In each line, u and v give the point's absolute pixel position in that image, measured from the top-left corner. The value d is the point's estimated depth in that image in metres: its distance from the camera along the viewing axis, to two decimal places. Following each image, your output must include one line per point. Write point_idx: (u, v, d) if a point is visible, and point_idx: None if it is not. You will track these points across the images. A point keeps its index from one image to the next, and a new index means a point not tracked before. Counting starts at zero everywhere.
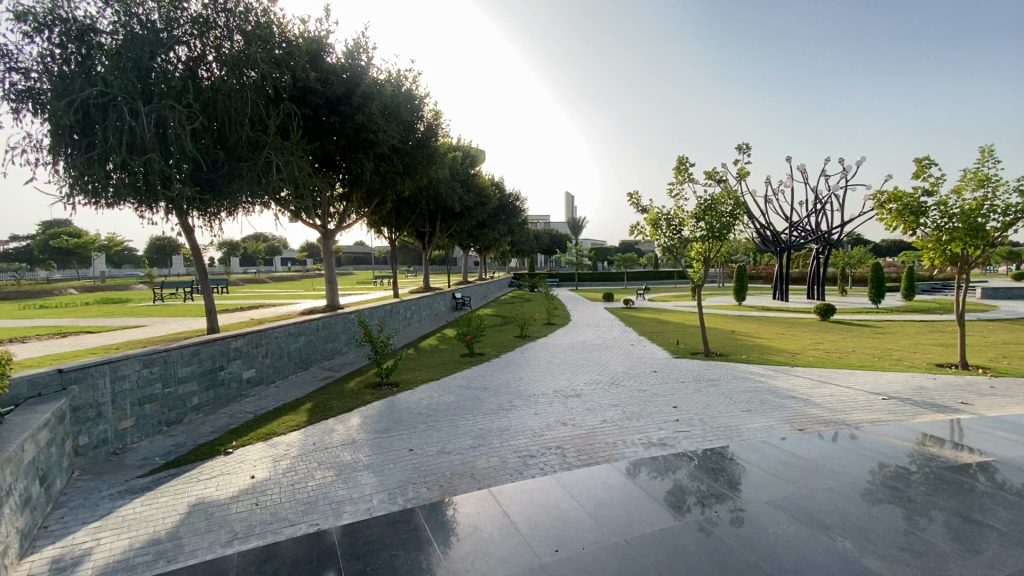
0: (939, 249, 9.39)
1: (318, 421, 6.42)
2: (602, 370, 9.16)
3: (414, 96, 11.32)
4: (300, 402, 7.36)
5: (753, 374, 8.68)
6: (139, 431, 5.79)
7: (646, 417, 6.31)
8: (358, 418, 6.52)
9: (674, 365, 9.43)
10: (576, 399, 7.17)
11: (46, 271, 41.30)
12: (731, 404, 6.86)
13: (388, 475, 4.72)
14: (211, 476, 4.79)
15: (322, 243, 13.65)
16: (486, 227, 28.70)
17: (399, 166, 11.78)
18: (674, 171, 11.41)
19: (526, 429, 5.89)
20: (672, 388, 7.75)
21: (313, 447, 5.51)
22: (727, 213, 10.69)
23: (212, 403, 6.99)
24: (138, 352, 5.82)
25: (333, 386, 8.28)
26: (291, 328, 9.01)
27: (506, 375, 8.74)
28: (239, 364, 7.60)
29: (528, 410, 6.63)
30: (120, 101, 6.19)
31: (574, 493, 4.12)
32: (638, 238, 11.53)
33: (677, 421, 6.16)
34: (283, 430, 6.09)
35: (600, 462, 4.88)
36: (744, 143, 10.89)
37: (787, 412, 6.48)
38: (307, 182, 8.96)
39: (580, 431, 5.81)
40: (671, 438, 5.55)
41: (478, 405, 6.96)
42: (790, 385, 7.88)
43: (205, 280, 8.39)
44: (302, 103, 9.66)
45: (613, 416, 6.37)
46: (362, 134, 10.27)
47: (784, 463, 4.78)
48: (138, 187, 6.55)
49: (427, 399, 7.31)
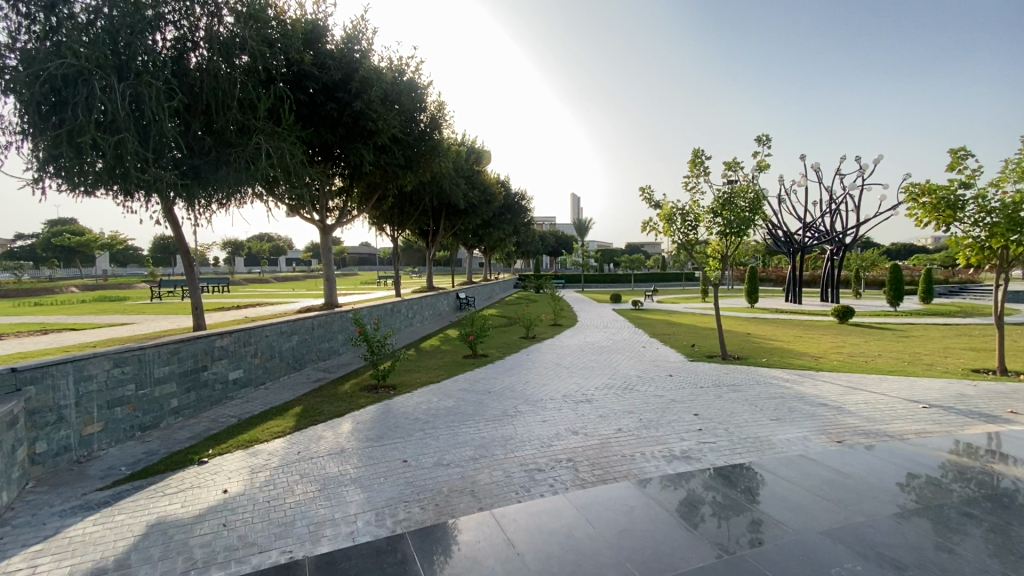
0: (976, 246, 8.79)
1: (306, 427, 5.88)
2: (614, 373, 8.58)
3: (417, 85, 10.80)
4: (289, 406, 6.81)
5: (776, 379, 8.07)
6: (108, 437, 5.27)
7: (666, 426, 5.74)
8: (349, 424, 5.96)
9: (690, 369, 8.84)
10: (587, 405, 6.60)
11: (49, 269, 41.18)
12: (757, 412, 6.26)
13: (378, 491, 4.16)
14: (178, 491, 4.24)
15: (321, 239, 13.15)
16: (491, 227, 28.16)
17: (400, 158, 11.28)
18: (689, 163, 10.82)
19: (533, 438, 5.33)
20: (691, 394, 7.17)
21: (297, 457, 4.96)
22: (746, 208, 10.10)
23: (193, 406, 6.47)
24: (108, 350, 5.29)
25: (327, 388, 7.74)
26: (283, 327, 8.49)
27: (511, 379, 8.18)
28: (224, 364, 7.07)
29: (535, 417, 6.06)
30: (92, 76, 5.71)
31: (591, 518, 3.54)
32: (651, 234, 10.96)
33: (700, 431, 5.58)
34: (267, 437, 5.54)
35: (618, 478, 4.31)
36: (765, 134, 10.31)
37: (820, 422, 5.88)
38: (300, 171, 8.49)
39: (593, 441, 5.24)
40: (696, 451, 4.97)
41: (481, 410, 6.40)
42: (819, 391, 7.27)
43: (190, 273, 7.93)
44: (297, 89, 9.16)
45: (628, 424, 5.79)
46: (361, 123, 9.76)
47: (827, 482, 4.19)
48: (113, 171, 6.11)
49: (426, 403, 6.76)
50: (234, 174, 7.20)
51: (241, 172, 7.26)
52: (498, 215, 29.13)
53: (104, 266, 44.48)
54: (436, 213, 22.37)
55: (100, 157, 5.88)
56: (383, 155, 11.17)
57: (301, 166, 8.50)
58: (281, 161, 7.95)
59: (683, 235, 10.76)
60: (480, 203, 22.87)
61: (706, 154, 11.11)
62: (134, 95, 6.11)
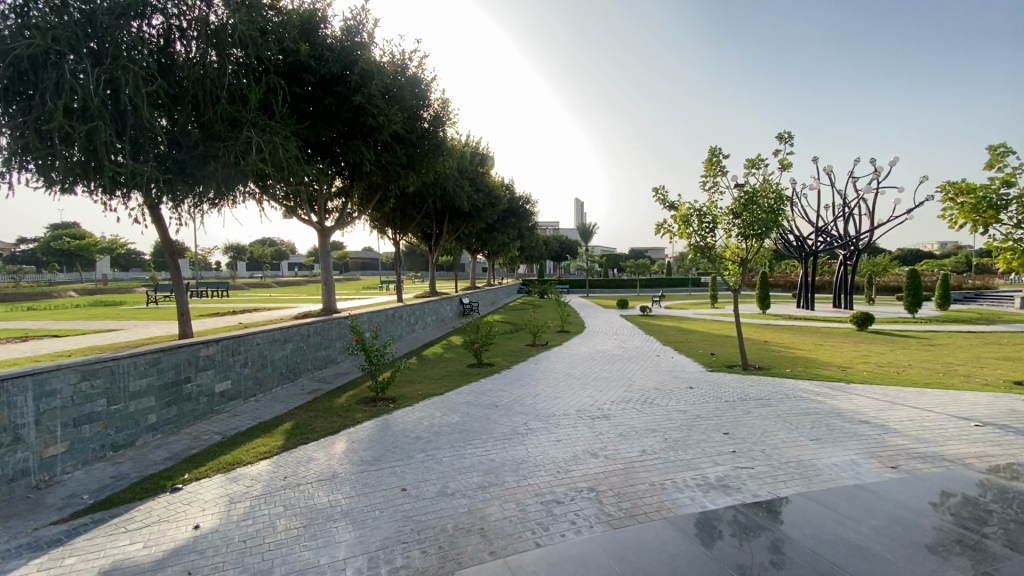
0: (1020, 249, 8.16)
1: (295, 446, 5.32)
2: (630, 385, 7.99)
3: (421, 80, 10.27)
4: (279, 422, 6.25)
5: (806, 392, 7.48)
6: (73, 459, 4.71)
7: (694, 448, 5.16)
8: (343, 443, 5.39)
9: (711, 381, 8.25)
10: (605, 422, 6.03)
11: (49, 273, 40.86)
12: (793, 431, 5.67)
13: (373, 528, 3.59)
14: (143, 527, 3.68)
15: (320, 242, 12.64)
16: (495, 230, 27.65)
17: (401, 157, 10.77)
18: (706, 163, 10.27)
19: (548, 462, 4.76)
20: (717, 410, 6.58)
21: (282, 484, 4.39)
22: (768, 209, 9.53)
23: (174, 422, 5.92)
24: (76, 362, 4.75)
25: (322, 401, 7.18)
26: (276, 335, 7.95)
27: (520, 391, 7.60)
28: (210, 375, 6.53)
29: (548, 437, 5.49)
30: (63, 58, 5.21)
31: (627, 570, 2.96)
32: (666, 237, 10.43)
33: (733, 454, 4.99)
34: (251, 458, 4.98)
35: (650, 515, 3.72)
36: (787, 131, 9.77)
37: (865, 443, 5.29)
38: (296, 168, 7.96)
39: (616, 465, 4.67)
40: (733, 479, 4.39)
41: (488, 428, 5.84)
42: (855, 407, 6.67)
43: (176, 276, 7.41)
44: (294, 82, 8.67)
45: (652, 446, 5.22)
46: (361, 118, 9.23)
47: (895, 522, 3.60)
48: (86, 166, 5.62)
49: (428, 419, 6.21)
50: (221, 170, 6.65)
51: (230, 168, 6.73)
52: (502, 218, 28.58)
53: (105, 270, 44.12)
54: (440, 216, 21.86)
55: (72, 148, 5.38)
56: (385, 153, 10.70)
57: (297, 162, 7.98)
58: (274, 157, 7.41)
59: (700, 237, 10.21)
60: (484, 206, 22.35)
61: (723, 153, 10.56)
62: (110, 80, 5.61)
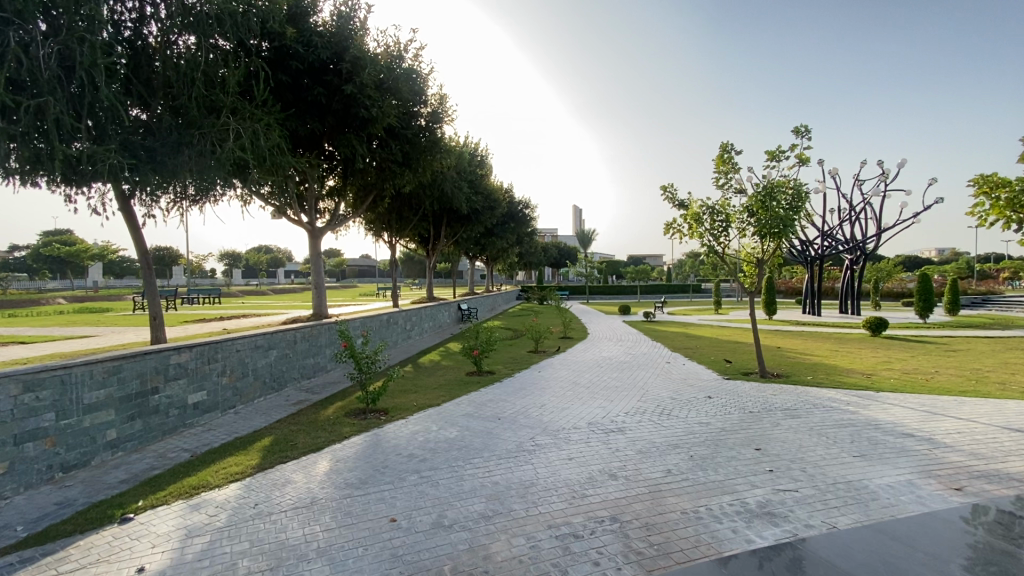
0: None
1: (272, 466, 4.68)
2: (643, 394, 7.39)
3: (417, 72, 9.71)
4: (257, 437, 5.61)
5: (834, 402, 6.88)
6: (10, 483, 4.06)
7: (725, 467, 4.54)
8: (327, 462, 4.76)
9: (729, 390, 7.64)
10: (620, 436, 5.42)
11: (39, 281, 40.22)
12: (832, 447, 5.06)
13: (353, 571, 2.95)
14: (76, 570, 3.04)
15: (310, 243, 11.99)
16: (494, 235, 27.09)
17: (397, 154, 10.21)
18: (717, 159, 9.74)
19: (561, 485, 4.14)
20: (742, 422, 5.97)
21: (252, 513, 3.75)
22: (786, 206, 8.94)
23: (139, 437, 5.28)
24: (15, 372, 4.12)
25: (306, 414, 6.54)
26: (258, 340, 7.34)
27: (524, 402, 6.98)
28: (182, 386, 5.89)
29: (559, 454, 4.87)
30: (7, 26, 4.67)
31: None
32: (676, 237, 9.90)
33: (772, 474, 4.36)
34: (219, 481, 4.33)
35: (690, 554, 3.08)
36: (804, 124, 9.23)
37: (918, 462, 4.67)
38: (280, 159, 7.42)
39: (639, 490, 4.05)
40: (778, 506, 3.77)
41: (491, 443, 5.22)
42: (894, 419, 6.06)
43: (147, 276, 6.79)
44: (279, 70, 8.11)
45: (678, 464, 4.60)
46: (353, 110, 8.65)
47: (988, 562, 2.96)
48: (42, 153, 5.10)
49: (423, 433, 5.59)
50: (195, 159, 6.09)
51: (205, 157, 6.16)
52: (501, 223, 28.04)
53: (98, 277, 43.28)
54: (438, 219, 21.29)
55: (23, 131, 4.86)
56: (378, 149, 10.15)
57: (280, 154, 7.41)
58: (255, 146, 6.85)
59: (712, 237, 9.67)
60: (483, 210, 21.77)
61: (735, 149, 10.02)
62: (66, 55, 5.07)
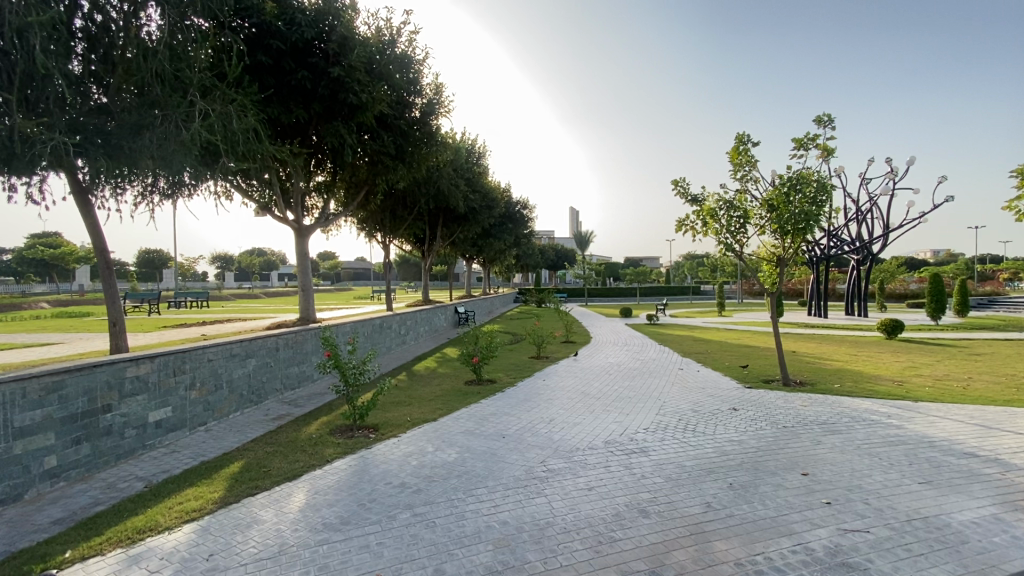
0: None
1: (238, 500, 3.95)
2: (661, 407, 6.69)
3: (410, 57, 8.98)
4: (226, 461, 4.88)
5: (874, 414, 6.22)
6: None
7: (775, 499, 3.84)
8: (304, 494, 4.04)
9: (754, 401, 6.95)
10: (643, 459, 4.73)
11: (22, 286, 39.11)
12: (890, 471, 4.39)
13: None
14: None
15: (297, 242, 11.25)
16: (492, 236, 26.37)
17: (389, 146, 9.47)
18: (732, 152, 9.09)
19: (583, 526, 3.42)
20: (778, 439, 5.29)
21: (204, 568, 3.02)
22: (810, 200, 8.25)
23: (85, 463, 4.54)
24: None
25: (287, 431, 5.81)
26: (233, 348, 6.58)
27: (531, 416, 6.27)
28: (141, 403, 5.15)
29: (577, 483, 4.17)
30: None
31: None
32: (688, 234, 9.25)
33: (832, 509, 3.67)
34: (170, 522, 3.60)
35: None
36: (827, 113, 8.57)
37: (997, 490, 4.00)
38: (257, 146, 6.71)
39: (678, 533, 3.34)
40: (854, 554, 3.07)
41: (496, 468, 4.51)
42: (947, 436, 5.39)
43: (107, 278, 6.04)
44: (258, 50, 7.42)
45: (718, 496, 3.91)
46: (339, 95, 7.94)
47: None
48: None
49: (417, 455, 4.87)
50: (156, 142, 5.39)
51: (167, 139, 5.46)
52: (499, 224, 27.36)
53: (84, 280, 42.21)
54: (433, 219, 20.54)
55: None
56: (369, 141, 9.41)
57: (256, 141, 6.70)
58: (227, 130, 6.15)
59: (729, 235, 9.00)
60: (481, 209, 21.00)
61: (751, 141, 9.35)
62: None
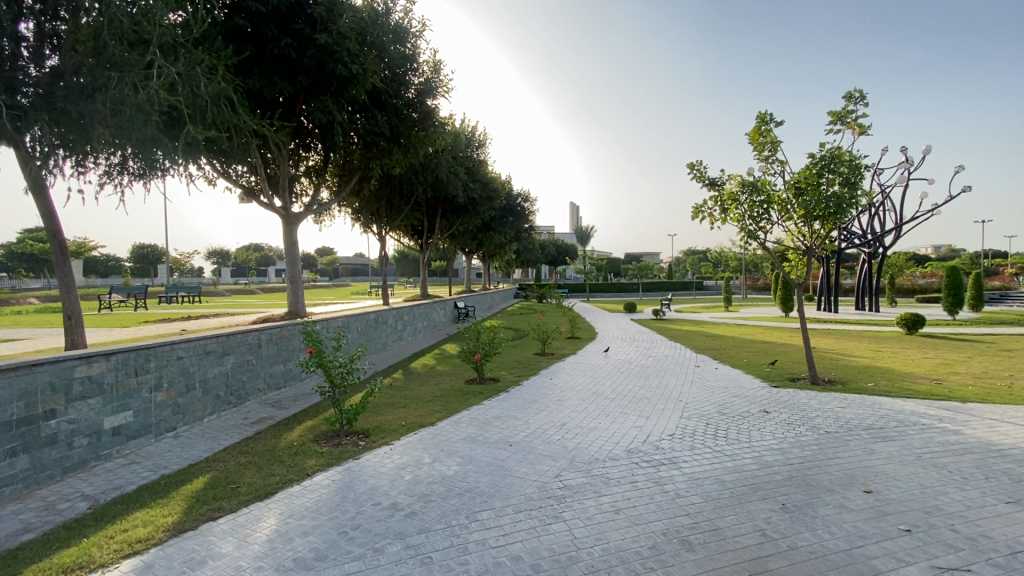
0: None
1: (195, 526, 3.28)
2: (682, 408, 6.04)
3: (406, 27, 8.26)
4: (192, 474, 4.21)
5: (923, 418, 5.56)
6: None
7: (843, 526, 3.17)
8: (275, 518, 3.37)
9: (786, 402, 6.28)
10: (674, 472, 4.07)
11: (14, 282, 38.43)
12: (968, 488, 3.73)
13: None
14: None
15: (285, 231, 10.55)
16: (492, 230, 25.69)
17: (382, 128, 8.67)
18: (753, 132, 8.40)
19: (615, 565, 2.75)
20: (824, 447, 4.64)
21: None
22: (842, 183, 7.51)
23: (21, 479, 3.86)
24: None
25: (265, 438, 5.14)
26: (208, 345, 5.91)
27: (539, 420, 5.61)
28: (94, 407, 4.48)
29: (602, 504, 3.50)
30: None
31: None
32: (706, 222, 8.60)
33: (915, 540, 3.00)
34: (108, 555, 2.94)
35: None
36: (861, 88, 7.84)
37: None
38: (228, 116, 6.04)
39: (734, 573, 2.67)
40: None
41: (504, 483, 3.86)
42: (1018, 443, 4.71)
43: (62, 267, 5.36)
44: (237, 14, 6.73)
45: (774, 521, 3.23)
46: (326, 66, 7.22)
47: None
48: None
49: (412, 468, 4.21)
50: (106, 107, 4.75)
51: (120, 103, 4.79)
52: (499, 217, 26.64)
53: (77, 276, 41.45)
54: (432, 210, 19.80)
55: None
56: (363, 121, 8.56)
57: (227, 110, 6.02)
58: (192, 95, 5.47)
59: (751, 222, 8.31)
60: (481, 200, 20.28)
61: (774, 120, 8.65)
62: None
